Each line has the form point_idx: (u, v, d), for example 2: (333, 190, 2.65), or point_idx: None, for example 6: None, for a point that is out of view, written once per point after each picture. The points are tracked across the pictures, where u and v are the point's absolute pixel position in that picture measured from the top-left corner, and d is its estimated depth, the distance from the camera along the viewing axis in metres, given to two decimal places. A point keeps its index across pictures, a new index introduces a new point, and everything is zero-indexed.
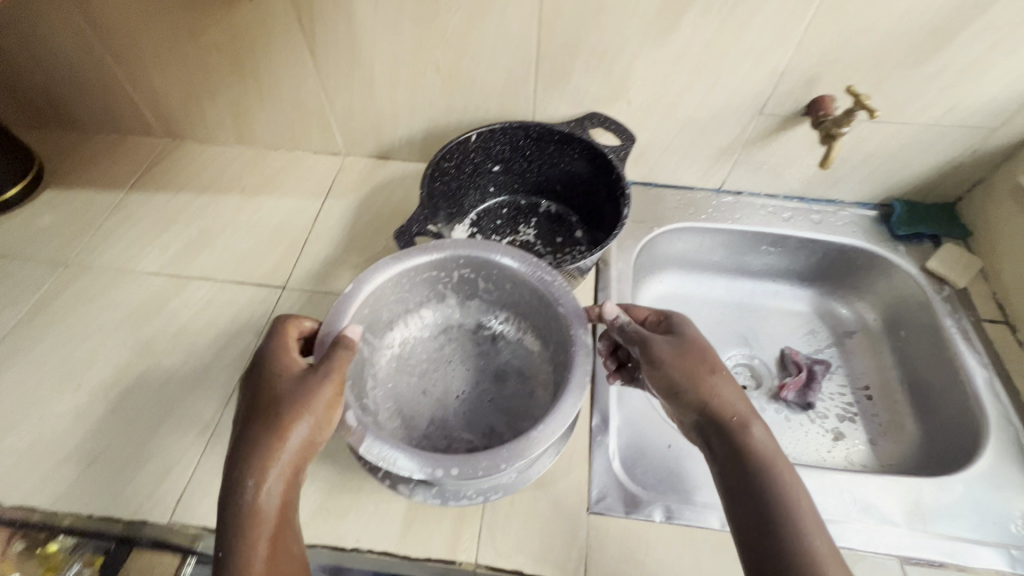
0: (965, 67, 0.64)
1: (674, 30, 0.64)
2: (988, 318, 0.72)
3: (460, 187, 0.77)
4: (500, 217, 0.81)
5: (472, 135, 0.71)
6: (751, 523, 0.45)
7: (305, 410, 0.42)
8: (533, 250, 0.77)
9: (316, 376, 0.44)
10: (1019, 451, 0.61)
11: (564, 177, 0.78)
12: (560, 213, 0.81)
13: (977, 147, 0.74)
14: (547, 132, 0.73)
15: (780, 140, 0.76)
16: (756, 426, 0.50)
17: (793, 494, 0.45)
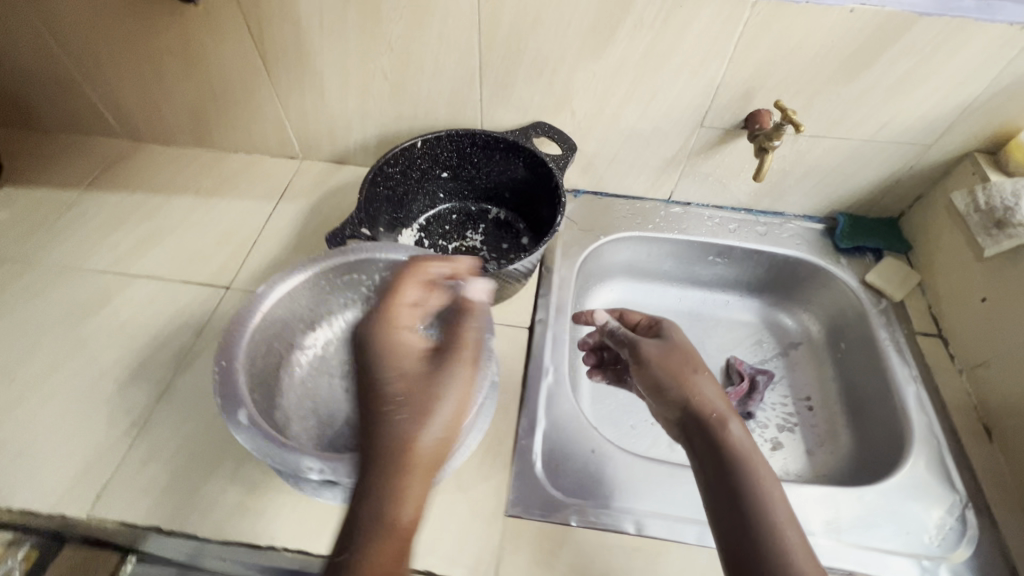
0: (893, 85, 0.65)
1: (610, 43, 0.65)
2: (922, 331, 0.73)
3: (407, 193, 0.78)
4: (448, 222, 0.82)
5: (417, 142, 0.72)
6: (728, 511, 0.49)
7: (444, 403, 0.40)
8: (478, 256, 0.79)
9: (447, 361, 0.43)
10: (940, 462, 0.61)
11: (510, 185, 0.79)
12: (508, 220, 0.82)
13: (914, 163, 0.75)
14: (492, 140, 0.74)
15: (723, 153, 0.77)
16: (735, 424, 0.54)
17: (765, 488, 0.49)
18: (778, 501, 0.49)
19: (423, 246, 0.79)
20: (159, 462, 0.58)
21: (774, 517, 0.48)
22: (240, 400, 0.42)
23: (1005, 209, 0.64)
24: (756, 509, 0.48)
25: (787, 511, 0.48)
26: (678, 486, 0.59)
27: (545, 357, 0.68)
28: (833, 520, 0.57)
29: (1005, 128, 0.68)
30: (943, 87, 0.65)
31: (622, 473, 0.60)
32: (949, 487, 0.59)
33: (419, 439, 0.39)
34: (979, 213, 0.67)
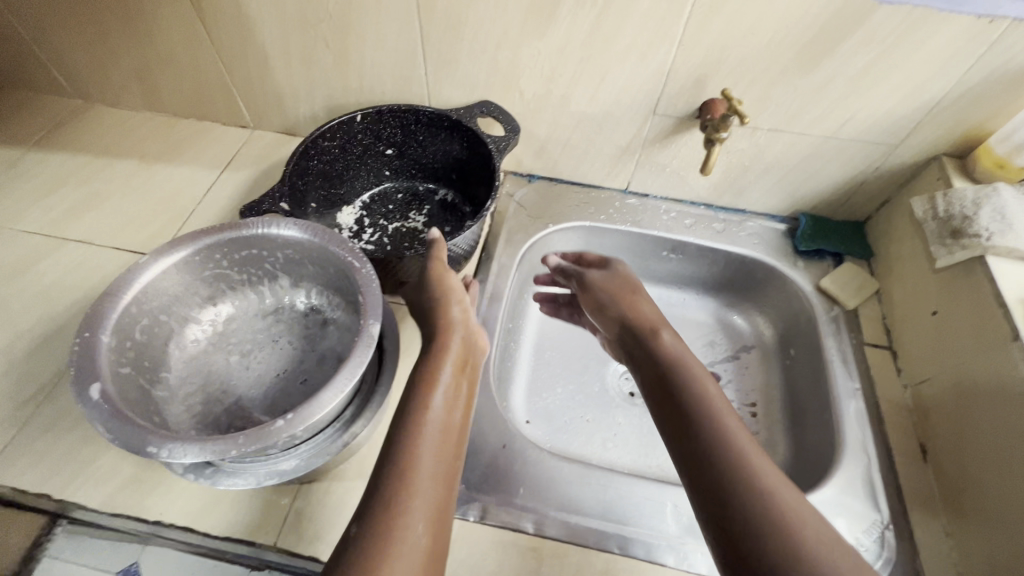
0: (853, 79, 0.61)
1: (553, 20, 0.62)
2: (872, 342, 0.69)
3: (349, 169, 0.76)
4: (393, 202, 0.81)
5: (356, 116, 0.69)
6: (666, 404, 0.50)
7: (450, 299, 0.56)
8: (418, 237, 0.76)
9: (436, 278, 0.57)
10: (867, 479, 0.58)
11: (456, 165, 0.77)
12: (455, 203, 0.80)
13: (879, 165, 0.70)
14: (433, 118, 0.71)
15: (678, 144, 0.74)
16: (667, 333, 0.57)
17: (700, 379, 0.50)
18: (718, 394, 0.49)
19: (363, 226, 0.78)
20: (61, 429, 0.57)
21: (715, 406, 0.47)
22: (94, 372, 0.40)
23: (962, 217, 0.60)
24: (697, 399, 0.48)
25: (723, 397, 0.49)
26: (586, 488, 0.57)
27: None
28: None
29: (974, 132, 0.64)
30: (907, 83, 0.60)
31: (531, 470, 0.58)
32: (873, 507, 0.57)
33: (449, 319, 0.55)
34: (937, 220, 0.63)
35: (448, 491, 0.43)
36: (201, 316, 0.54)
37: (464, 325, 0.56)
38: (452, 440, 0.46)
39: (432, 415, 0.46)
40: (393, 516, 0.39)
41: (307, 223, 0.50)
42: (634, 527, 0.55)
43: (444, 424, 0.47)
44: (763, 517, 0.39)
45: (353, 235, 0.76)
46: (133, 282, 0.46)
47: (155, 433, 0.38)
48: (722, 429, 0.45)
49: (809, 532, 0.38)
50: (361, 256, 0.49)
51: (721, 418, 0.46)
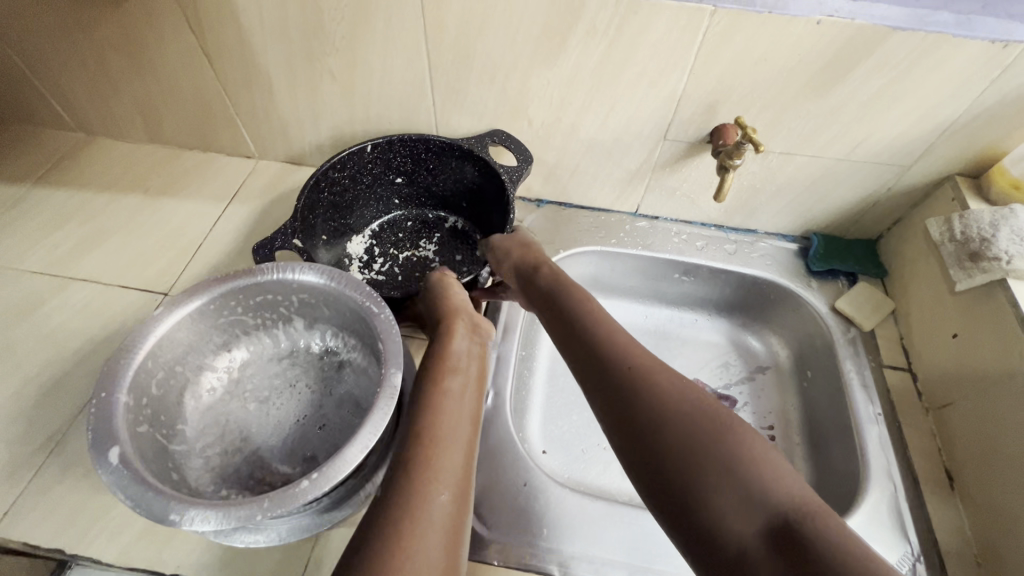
0: (866, 103, 0.61)
1: (562, 50, 0.61)
2: (890, 364, 0.69)
3: (359, 198, 0.75)
4: (403, 230, 0.80)
5: (366, 146, 0.68)
6: (558, 323, 0.55)
7: (451, 295, 0.58)
8: (428, 266, 0.76)
9: (440, 284, 0.60)
10: (894, 507, 0.58)
11: (467, 194, 0.76)
12: (466, 230, 0.79)
13: (892, 185, 0.70)
14: (445, 147, 0.71)
15: (688, 168, 0.73)
16: (547, 265, 0.61)
17: (581, 297, 0.56)
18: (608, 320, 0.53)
19: (373, 256, 0.77)
20: (72, 479, 0.56)
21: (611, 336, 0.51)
22: (113, 436, 0.41)
23: (980, 239, 0.60)
24: (580, 314, 0.54)
25: (599, 306, 0.55)
26: (609, 525, 0.56)
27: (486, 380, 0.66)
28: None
29: (988, 152, 0.64)
30: (920, 106, 0.60)
31: (551, 509, 0.57)
32: (902, 538, 0.56)
33: (454, 310, 0.56)
34: (954, 243, 0.63)
35: (469, 461, 0.43)
36: (217, 363, 0.55)
37: (468, 309, 0.57)
38: (468, 410, 0.46)
39: (448, 388, 0.47)
40: (418, 480, 0.39)
41: (322, 268, 0.51)
42: (660, 567, 0.54)
43: (461, 396, 0.47)
44: (649, 402, 0.45)
45: (363, 265, 0.76)
46: (148, 337, 0.46)
47: (179, 499, 0.38)
48: (603, 334, 0.51)
49: (674, 392, 0.45)
50: (378, 300, 0.49)
51: (601, 325, 0.52)
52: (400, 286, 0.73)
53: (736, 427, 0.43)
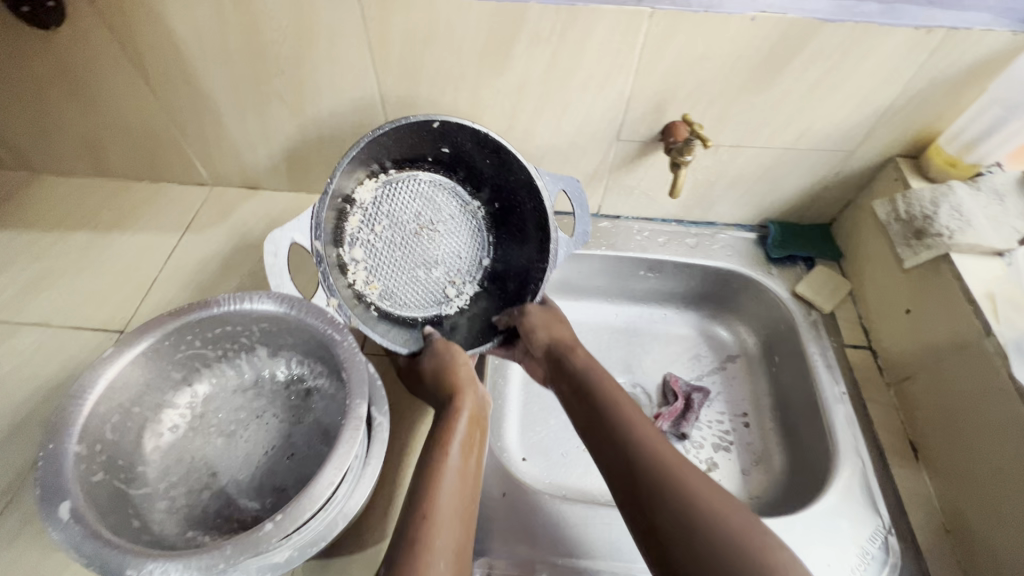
0: (805, 93, 0.63)
1: (508, 59, 0.62)
2: (851, 343, 0.71)
3: (386, 150, 0.63)
4: (419, 190, 0.68)
5: (433, 121, 0.60)
6: (587, 413, 0.55)
7: (458, 366, 0.57)
8: (428, 254, 0.69)
9: (448, 353, 0.59)
10: (864, 484, 0.59)
11: (508, 202, 0.68)
12: (482, 223, 0.71)
13: (839, 170, 0.72)
14: (511, 162, 0.62)
15: (643, 167, 0.74)
16: (582, 349, 0.62)
17: (611, 387, 0.56)
18: (640, 416, 0.53)
19: (377, 213, 0.66)
20: (32, 532, 0.54)
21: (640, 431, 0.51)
22: (64, 490, 0.40)
23: (924, 217, 0.62)
24: (609, 407, 0.54)
25: (627, 398, 0.55)
26: (590, 528, 0.56)
27: None
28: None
29: (925, 132, 0.66)
30: (857, 93, 0.62)
31: (530, 515, 0.57)
32: (874, 512, 0.57)
33: (461, 378, 0.56)
34: (900, 222, 0.65)
35: (465, 535, 0.45)
36: (177, 399, 0.53)
37: (475, 380, 0.57)
38: (469, 489, 0.48)
39: (450, 462, 0.48)
40: (417, 555, 0.41)
41: (281, 296, 0.50)
42: (642, 565, 0.55)
43: (463, 471, 0.48)
44: (676, 505, 0.45)
45: (364, 220, 0.66)
46: (98, 380, 0.45)
47: (133, 552, 0.37)
48: (631, 428, 0.52)
49: (703, 496, 0.45)
50: (340, 326, 0.49)
51: (631, 419, 0.52)
52: (389, 267, 0.67)
53: (760, 533, 0.43)
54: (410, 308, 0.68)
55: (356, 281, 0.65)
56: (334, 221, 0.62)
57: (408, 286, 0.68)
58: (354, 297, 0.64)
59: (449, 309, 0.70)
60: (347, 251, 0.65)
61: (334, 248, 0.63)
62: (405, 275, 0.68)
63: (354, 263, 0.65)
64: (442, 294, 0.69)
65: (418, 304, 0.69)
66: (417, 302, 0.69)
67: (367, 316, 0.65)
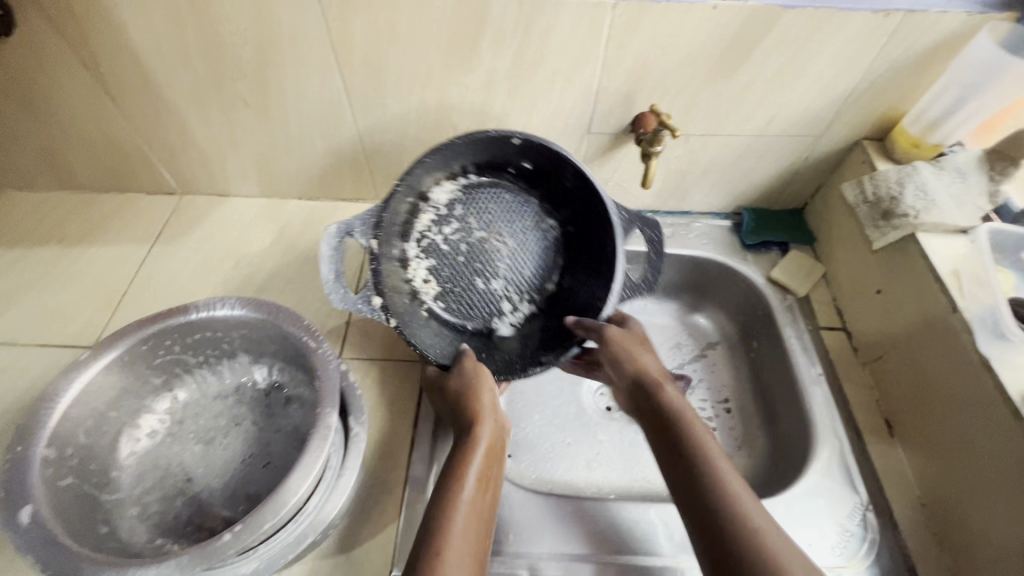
0: (770, 79, 0.63)
1: (474, 56, 0.61)
2: (826, 326, 0.72)
3: (465, 155, 0.63)
4: (495, 202, 0.66)
5: (513, 136, 0.60)
6: (673, 455, 0.48)
7: (479, 389, 0.55)
8: (492, 265, 0.64)
9: (477, 375, 0.56)
10: (842, 463, 0.60)
11: (582, 228, 0.64)
12: (555, 246, 0.66)
13: (808, 155, 0.73)
14: (588, 187, 0.60)
15: (616, 159, 0.74)
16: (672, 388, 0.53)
17: (700, 432, 0.48)
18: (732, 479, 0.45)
19: (450, 216, 0.65)
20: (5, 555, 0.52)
21: (729, 489, 0.44)
22: (28, 495, 0.40)
23: (890, 198, 0.63)
24: (698, 452, 0.46)
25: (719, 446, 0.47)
26: (577, 523, 0.57)
27: None
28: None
29: (889, 114, 0.67)
30: (820, 78, 0.63)
31: (518, 512, 0.57)
32: (851, 490, 0.58)
33: (479, 403, 0.53)
34: (867, 204, 0.66)
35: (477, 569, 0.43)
36: (156, 404, 0.51)
37: (496, 410, 0.54)
38: (483, 521, 0.46)
39: (464, 494, 0.46)
40: None
41: (261, 301, 0.49)
42: (628, 555, 0.55)
43: (477, 506, 0.46)
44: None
45: (435, 220, 0.64)
46: (72, 385, 0.45)
47: (90, 558, 0.37)
48: (722, 482, 0.44)
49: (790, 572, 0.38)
50: (315, 332, 0.48)
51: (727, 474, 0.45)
52: (452, 272, 0.64)
53: None
54: (462, 316, 0.64)
55: (415, 278, 0.63)
56: (406, 214, 0.63)
57: (464, 292, 0.64)
58: (410, 295, 0.62)
59: (500, 324, 0.64)
60: (414, 247, 0.64)
61: (400, 242, 0.62)
62: (464, 284, 0.64)
63: (416, 260, 0.63)
64: (497, 307, 0.64)
65: (470, 313, 0.64)
66: (469, 311, 0.64)
67: (419, 315, 0.62)
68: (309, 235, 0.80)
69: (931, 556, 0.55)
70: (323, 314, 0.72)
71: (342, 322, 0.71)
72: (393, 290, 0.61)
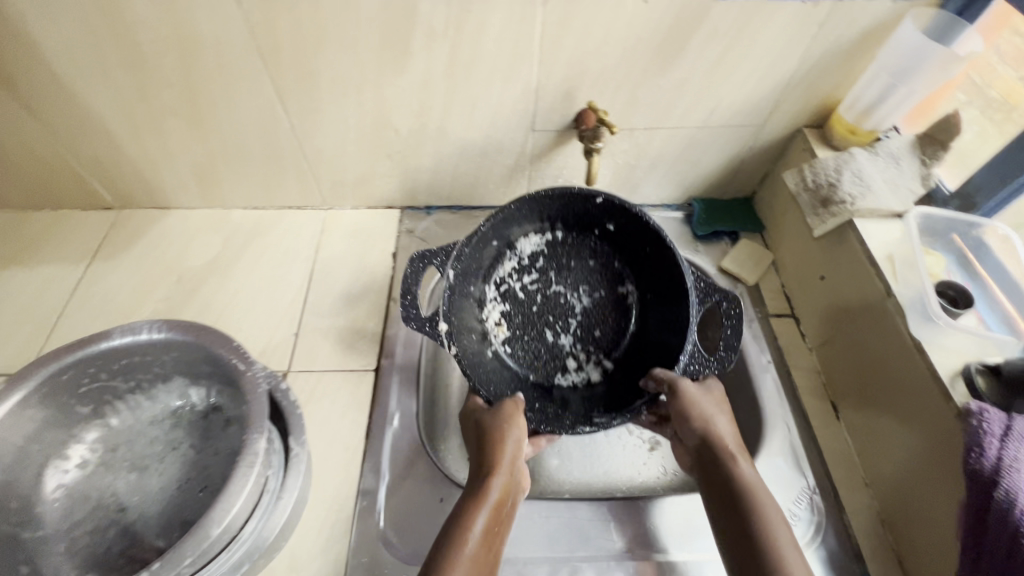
0: (707, 71, 0.63)
1: (407, 57, 0.60)
2: (775, 312, 0.72)
3: (556, 213, 0.64)
4: (577, 263, 0.68)
5: (598, 196, 0.61)
6: (735, 526, 0.49)
7: (506, 438, 0.53)
8: (566, 321, 0.67)
9: (506, 424, 0.54)
10: (790, 448, 0.61)
11: (662, 302, 0.64)
12: (629, 312, 0.67)
13: (752, 144, 0.74)
14: (668, 257, 0.60)
15: (563, 155, 0.74)
16: (747, 463, 0.52)
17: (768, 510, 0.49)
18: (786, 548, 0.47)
19: (531, 268, 0.67)
20: None
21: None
22: None
23: (829, 185, 0.64)
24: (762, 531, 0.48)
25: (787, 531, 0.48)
26: (531, 526, 0.57)
27: (389, 402, 0.63)
28: (695, 550, 0.56)
29: (827, 101, 0.67)
30: (757, 68, 0.63)
31: None
32: (799, 473, 0.59)
33: (501, 458, 0.52)
34: (808, 191, 0.66)
35: None
36: (86, 434, 0.49)
37: (517, 463, 0.53)
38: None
39: (466, 554, 0.46)
40: None
41: (190, 324, 0.47)
42: (583, 553, 0.55)
43: (478, 565, 0.47)
44: None
45: (516, 269, 0.67)
46: None
47: None
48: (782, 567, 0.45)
49: None
50: (244, 355, 0.46)
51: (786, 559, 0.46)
52: (523, 320, 0.66)
53: None
54: (527, 364, 0.65)
55: (488, 321, 0.65)
56: (492, 258, 0.65)
57: (532, 342, 0.66)
58: (482, 334, 0.64)
59: (562, 381, 0.65)
60: (493, 290, 0.66)
61: (482, 283, 0.65)
62: (534, 338, 0.66)
63: (494, 307, 0.66)
64: (561, 362, 0.66)
65: (535, 363, 0.66)
66: (534, 362, 0.66)
67: (486, 355, 0.63)
68: (255, 245, 0.78)
69: (873, 535, 0.56)
70: (270, 326, 0.70)
71: (291, 334, 0.69)
72: (467, 326, 0.62)
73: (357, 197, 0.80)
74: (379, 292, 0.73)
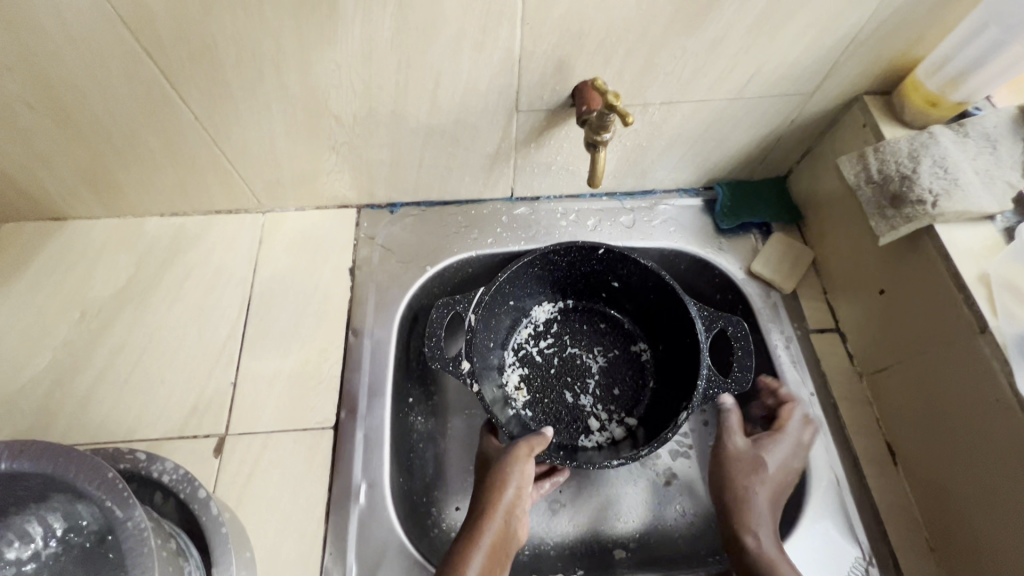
0: (750, 27, 0.46)
1: (337, 20, 0.43)
2: (817, 327, 0.60)
3: (565, 282, 0.64)
4: (591, 330, 0.66)
5: (600, 248, 0.59)
6: None
7: (509, 479, 0.49)
8: (586, 381, 0.63)
9: (511, 459, 0.50)
10: (839, 504, 0.51)
11: (676, 347, 0.61)
12: (648, 367, 0.64)
13: (795, 117, 0.58)
14: (669, 296, 0.58)
15: (557, 139, 0.58)
16: (767, 533, 0.49)
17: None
18: None
19: (546, 332, 0.65)
20: None
21: None
22: None
23: (901, 178, 0.49)
24: None
25: None
26: None
27: (353, 471, 0.51)
28: None
29: (901, 60, 0.51)
30: (818, 20, 0.46)
31: None
32: (851, 539, 0.50)
33: (502, 499, 0.49)
34: (871, 187, 0.51)
35: None
36: None
37: (515, 509, 0.49)
38: None
39: None
40: None
41: (56, 448, 0.34)
42: None
43: None
44: None
45: (532, 335, 0.65)
46: None
47: None
48: None
49: None
50: (127, 496, 0.33)
51: None
52: (543, 384, 0.62)
53: None
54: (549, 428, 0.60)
55: (506, 383, 0.62)
56: (509, 324, 0.64)
57: (552, 403, 0.61)
58: (503, 398, 0.59)
59: (587, 443, 0.60)
60: (511, 355, 0.64)
61: (501, 349, 0.63)
62: (554, 397, 0.62)
63: (512, 368, 0.63)
64: (583, 423, 0.60)
65: (557, 428, 0.60)
66: (555, 425, 0.60)
67: (508, 413, 0.58)
68: (177, 264, 0.63)
69: None
70: (202, 375, 0.56)
71: (228, 384, 0.56)
72: (490, 386, 0.58)
73: (301, 197, 0.64)
74: (335, 322, 0.59)
